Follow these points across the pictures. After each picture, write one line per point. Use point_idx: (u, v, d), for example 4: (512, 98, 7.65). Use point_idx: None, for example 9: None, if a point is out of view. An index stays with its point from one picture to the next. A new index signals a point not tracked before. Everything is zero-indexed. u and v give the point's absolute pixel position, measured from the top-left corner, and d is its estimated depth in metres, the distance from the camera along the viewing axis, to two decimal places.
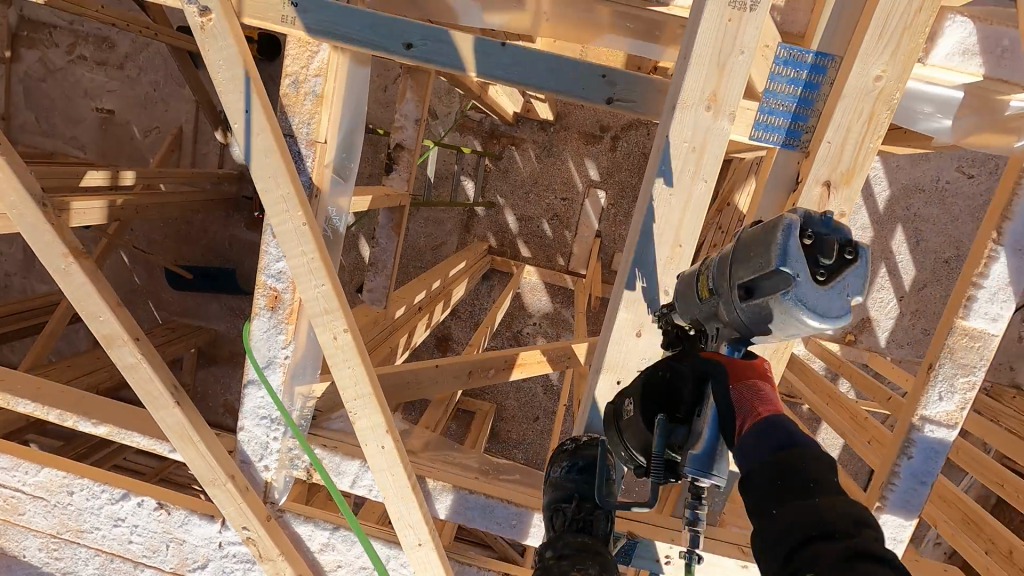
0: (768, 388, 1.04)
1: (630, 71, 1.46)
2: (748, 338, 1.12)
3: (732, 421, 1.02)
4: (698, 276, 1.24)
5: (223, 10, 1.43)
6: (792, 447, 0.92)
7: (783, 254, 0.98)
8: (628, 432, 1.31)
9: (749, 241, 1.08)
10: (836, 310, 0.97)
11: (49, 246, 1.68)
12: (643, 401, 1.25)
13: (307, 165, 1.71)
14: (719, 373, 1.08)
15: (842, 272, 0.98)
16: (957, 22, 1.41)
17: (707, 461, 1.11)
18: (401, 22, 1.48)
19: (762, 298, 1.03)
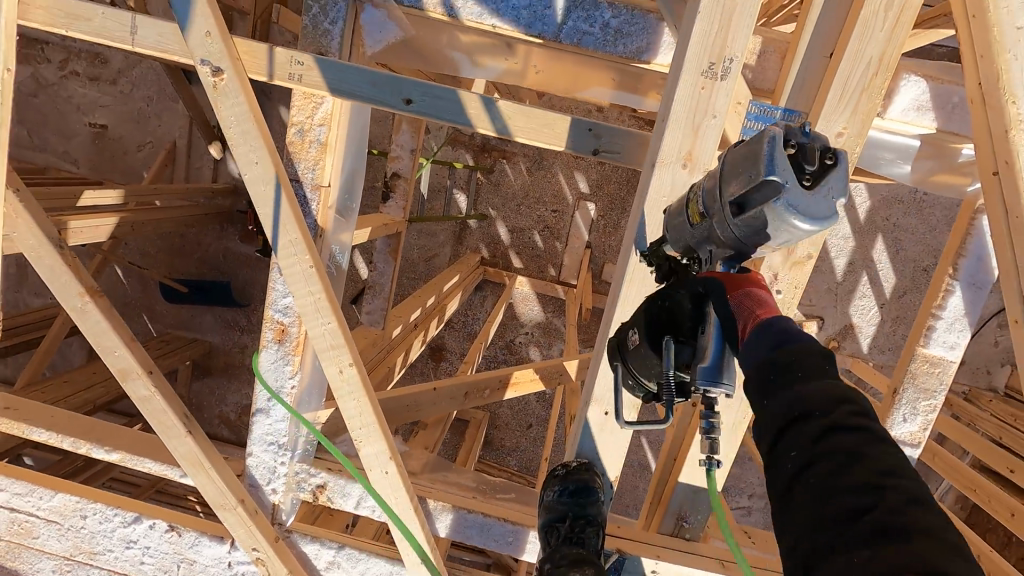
0: (763, 294, 1.14)
1: (615, 126, 1.58)
2: (742, 252, 1.20)
3: (733, 326, 1.12)
4: (687, 204, 1.31)
5: (235, 71, 1.54)
6: (792, 342, 1.01)
7: (772, 163, 1.06)
8: (633, 360, 1.39)
9: (737, 160, 1.16)
10: (824, 209, 1.07)
11: (66, 286, 1.77)
12: (649, 329, 1.33)
13: (312, 208, 1.82)
14: (717, 289, 1.17)
15: (825, 176, 1.08)
16: (912, 81, 1.55)
17: (716, 371, 1.21)
18: (401, 80, 1.58)
19: (755, 210, 1.11)
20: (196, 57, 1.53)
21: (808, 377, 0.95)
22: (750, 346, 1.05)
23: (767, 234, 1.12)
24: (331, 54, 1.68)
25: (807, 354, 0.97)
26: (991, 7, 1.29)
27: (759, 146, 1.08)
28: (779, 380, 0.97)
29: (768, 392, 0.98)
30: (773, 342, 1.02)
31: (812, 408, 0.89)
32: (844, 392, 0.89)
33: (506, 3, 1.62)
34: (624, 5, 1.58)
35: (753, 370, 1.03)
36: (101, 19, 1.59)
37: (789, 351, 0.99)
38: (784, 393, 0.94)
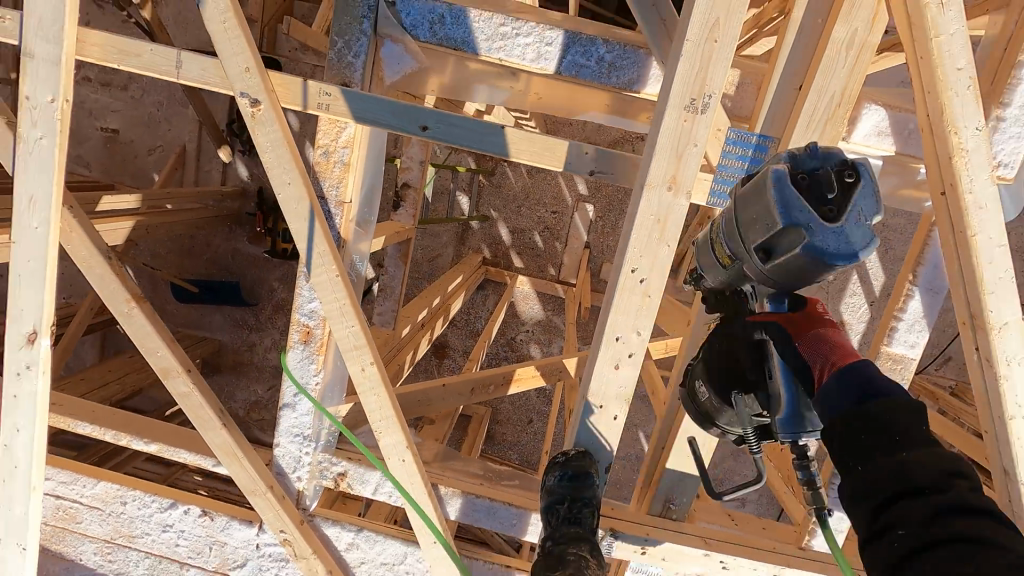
0: (830, 335, 1.30)
1: (609, 150, 1.77)
2: (787, 287, 1.41)
3: (812, 374, 1.27)
4: (717, 248, 1.53)
5: (271, 102, 1.73)
6: (876, 394, 1.15)
7: (787, 216, 1.28)
8: (714, 407, 1.61)
9: (753, 210, 1.38)
10: (849, 234, 1.27)
11: (114, 293, 1.96)
12: (718, 378, 1.54)
13: (335, 221, 2.01)
14: (780, 335, 1.32)
15: (845, 201, 1.28)
16: (872, 109, 1.73)
17: (794, 419, 1.37)
18: (418, 110, 1.77)
19: (783, 254, 1.33)
20: (236, 89, 1.72)
21: (904, 442, 1.08)
22: (833, 398, 1.19)
23: (802, 273, 1.33)
24: (354, 83, 1.87)
25: (897, 412, 1.11)
26: (935, 49, 1.47)
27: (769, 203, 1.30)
28: (878, 447, 1.09)
29: (864, 458, 1.10)
30: (857, 397, 1.15)
31: (920, 483, 1.02)
32: (951, 465, 1.03)
33: (512, 40, 1.81)
34: (617, 42, 1.76)
35: (839, 420, 1.17)
36: (149, 55, 1.78)
37: (878, 408, 1.13)
38: (880, 457, 1.08)
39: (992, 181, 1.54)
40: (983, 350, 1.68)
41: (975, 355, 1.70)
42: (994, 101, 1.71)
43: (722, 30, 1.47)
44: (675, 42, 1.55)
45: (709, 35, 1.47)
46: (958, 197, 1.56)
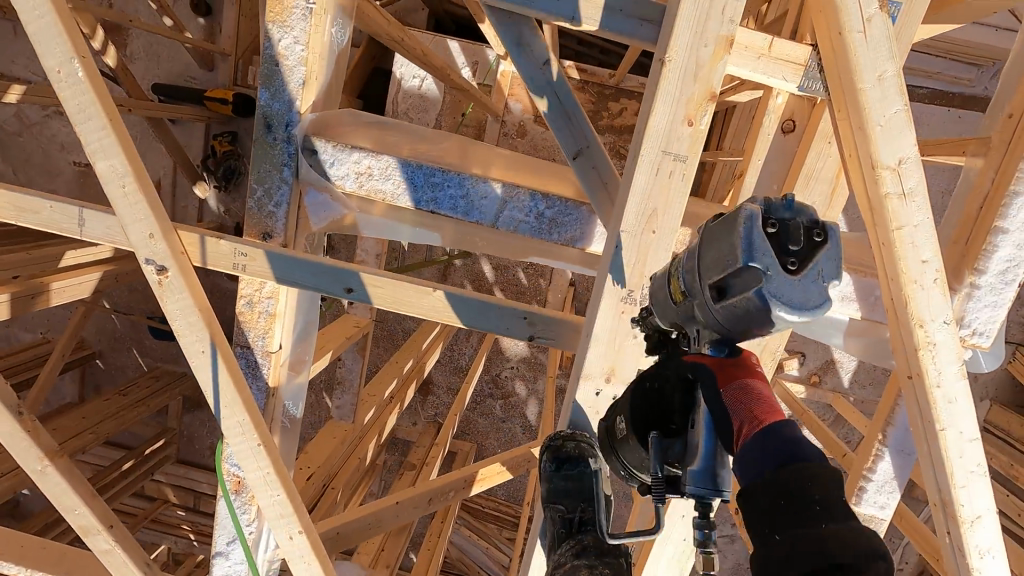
0: (759, 385, 1.09)
1: (548, 314, 1.63)
2: (733, 334, 1.14)
3: (730, 426, 1.07)
4: (667, 280, 1.25)
5: (178, 269, 1.59)
6: (799, 456, 0.95)
7: (750, 250, 1.03)
8: (625, 450, 1.35)
9: (714, 241, 1.12)
10: (810, 296, 1.03)
11: (26, 451, 1.82)
12: (637, 417, 1.28)
13: (263, 371, 1.87)
14: (708, 378, 1.12)
15: (813, 256, 1.05)
16: (834, 276, 1.59)
17: (708, 475, 1.15)
18: (342, 272, 1.63)
19: (736, 296, 1.06)
20: (140, 255, 1.58)
21: (826, 514, 0.87)
22: (751, 451, 0.99)
23: (752, 321, 1.08)
24: (276, 234, 1.73)
25: (825, 481, 0.90)
26: (897, 241, 1.31)
27: (733, 233, 1.04)
28: (796, 514, 0.88)
29: (782, 527, 0.88)
30: (778, 455, 0.95)
31: (841, 561, 0.80)
32: (876, 545, 0.82)
33: (442, 192, 1.65)
34: (558, 197, 1.62)
35: (760, 485, 0.94)
36: (48, 212, 1.63)
37: (803, 477, 0.91)
38: (799, 527, 0.86)
39: (962, 376, 1.40)
40: (954, 539, 1.51)
41: (946, 540, 1.54)
42: (967, 268, 1.57)
43: (659, 220, 1.33)
44: (613, 224, 1.42)
45: (647, 225, 1.33)
46: (925, 389, 1.41)
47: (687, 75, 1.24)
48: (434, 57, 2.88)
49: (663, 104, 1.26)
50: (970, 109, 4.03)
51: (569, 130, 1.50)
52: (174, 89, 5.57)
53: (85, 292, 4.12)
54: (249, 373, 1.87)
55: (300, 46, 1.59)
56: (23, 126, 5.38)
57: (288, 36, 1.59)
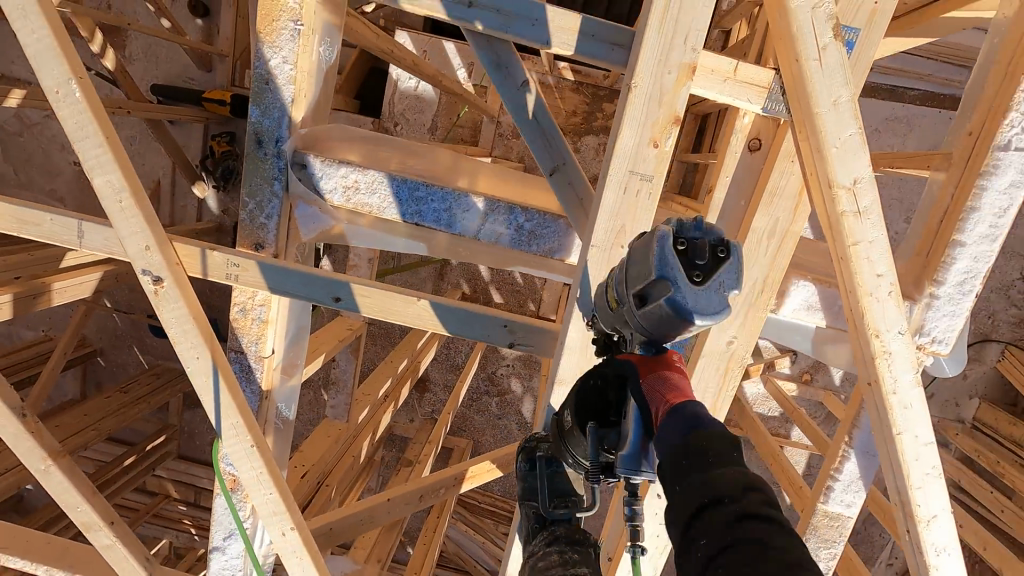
0: (677, 376, 1.13)
1: (528, 322, 1.71)
2: (655, 338, 1.19)
3: (648, 412, 1.11)
4: (605, 290, 1.31)
5: (173, 279, 1.66)
6: (700, 424, 0.99)
7: (660, 265, 1.07)
8: (571, 444, 1.40)
9: (637, 255, 1.18)
10: (714, 305, 1.07)
11: (30, 452, 1.90)
12: (578, 410, 1.34)
13: (256, 375, 1.95)
14: (631, 373, 1.17)
15: (717, 270, 1.08)
16: (800, 286, 1.67)
17: (636, 459, 1.16)
18: (330, 281, 1.71)
19: (652, 306, 1.11)
20: (137, 267, 1.65)
21: (717, 460, 0.91)
22: (657, 432, 1.03)
23: (666, 330, 1.12)
24: (267, 244, 1.81)
25: (719, 439, 0.94)
26: (854, 256, 1.38)
27: (648, 249, 1.09)
28: (692, 465, 0.92)
29: (681, 478, 0.92)
30: (684, 428, 0.99)
31: (722, 493, 0.85)
32: (754, 480, 0.86)
33: (426, 206, 1.72)
34: (536, 210, 1.69)
35: (666, 453, 0.98)
36: (48, 224, 1.70)
37: (699, 437, 0.95)
38: (693, 475, 0.91)
39: (917, 383, 1.47)
40: (912, 537, 1.59)
41: (906, 538, 1.61)
42: (927, 279, 1.64)
43: (627, 236, 1.40)
44: (585, 238, 1.49)
45: (615, 241, 1.41)
46: (882, 395, 1.48)
47: (652, 100, 1.31)
48: (424, 65, 2.95)
49: (630, 127, 1.33)
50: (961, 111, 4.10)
51: (545, 148, 1.57)
52: (172, 90, 5.62)
53: (86, 292, 4.20)
54: (243, 377, 1.95)
55: (289, 65, 1.66)
56: (24, 126, 5.45)
57: (278, 56, 1.65)
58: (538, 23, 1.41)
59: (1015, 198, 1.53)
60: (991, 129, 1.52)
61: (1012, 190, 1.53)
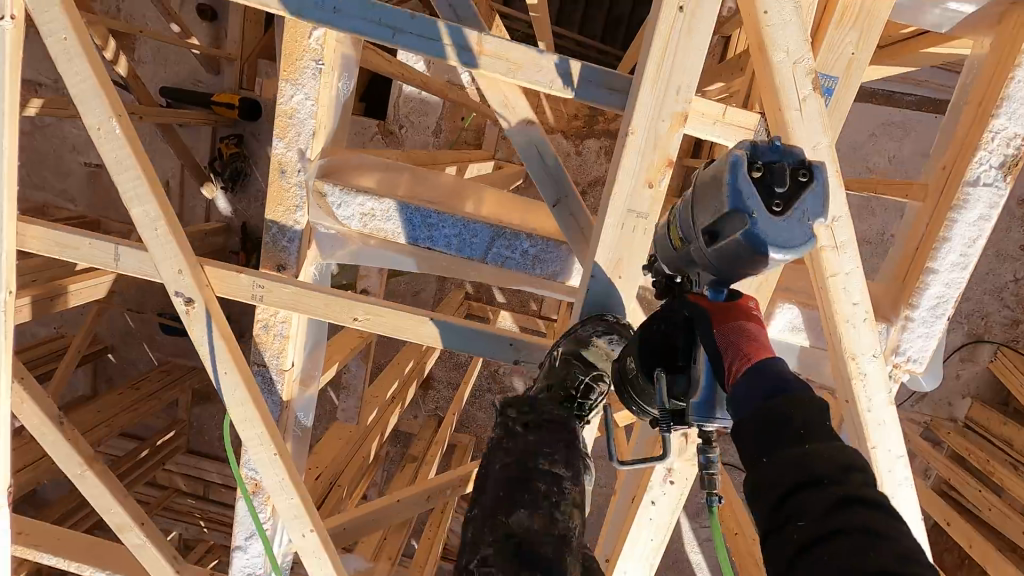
0: (754, 327, 1.22)
1: (531, 340, 1.83)
2: (729, 274, 1.30)
3: (722, 367, 1.22)
4: (669, 229, 1.42)
5: (203, 299, 1.79)
6: (789, 389, 1.10)
7: (734, 197, 1.17)
8: (630, 386, 1.45)
9: (703, 192, 1.27)
10: (796, 233, 1.17)
11: (68, 457, 2.05)
12: (643, 356, 1.39)
13: (278, 387, 2.09)
14: (702, 318, 1.28)
15: (798, 196, 1.17)
16: (785, 310, 1.80)
17: (709, 407, 1.28)
18: (352, 302, 1.83)
19: (725, 239, 1.21)
20: (170, 289, 1.78)
21: (809, 435, 1.02)
22: (744, 386, 1.15)
23: (739, 261, 1.23)
24: (289, 266, 1.94)
25: (807, 408, 1.04)
26: (832, 286, 1.51)
27: (719, 182, 1.19)
28: (783, 438, 1.03)
29: (771, 452, 1.03)
30: (767, 390, 1.10)
31: (821, 474, 0.96)
32: (850, 459, 0.97)
33: (438, 231, 1.84)
34: (540, 236, 1.81)
35: (756, 416, 1.08)
36: (87, 248, 1.83)
37: (790, 409, 1.05)
38: (786, 448, 1.01)
39: (889, 402, 1.60)
40: None
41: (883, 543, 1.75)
42: (903, 302, 1.76)
43: (624, 267, 1.55)
44: (585, 266, 1.64)
45: (614, 271, 1.55)
46: (858, 413, 1.61)
47: (648, 145, 1.44)
48: (413, 75, 3.15)
49: (627, 170, 1.45)
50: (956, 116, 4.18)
51: (550, 181, 1.68)
52: (182, 92, 5.70)
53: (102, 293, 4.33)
54: (265, 388, 2.09)
55: (311, 101, 1.78)
56: (36, 128, 5.56)
57: (300, 92, 1.78)
58: (544, 68, 1.52)
59: (984, 229, 1.65)
60: (962, 164, 1.64)
61: (981, 222, 1.65)
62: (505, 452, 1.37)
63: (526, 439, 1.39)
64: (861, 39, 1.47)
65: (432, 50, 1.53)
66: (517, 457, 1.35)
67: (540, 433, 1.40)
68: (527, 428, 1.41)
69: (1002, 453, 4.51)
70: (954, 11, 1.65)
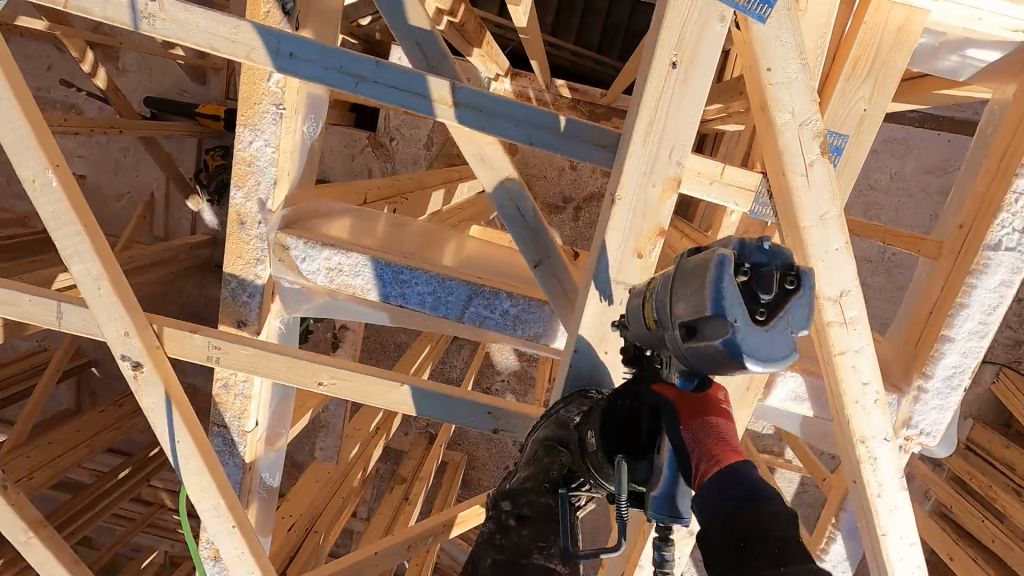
0: (724, 424, 1.01)
1: (512, 409, 1.68)
2: (701, 368, 1.07)
3: (689, 460, 1.00)
4: (641, 303, 1.17)
5: (152, 362, 1.65)
6: (757, 497, 0.88)
7: (717, 301, 0.95)
8: (589, 462, 1.24)
9: (686, 274, 1.03)
10: (778, 345, 0.97)
11: (11, 523, 1.89)
12: (604, 434, 1.17)
13: (240, 448, 1.94)
14: (669, 408, 1.05)
15: (783, 305, 0.96)
16: (787, 377, 1.65)
17: (669, 504, 1.05)
18: (315, 366, 1.68)
19: (701, 342, 0.99)
20: (116, 352, 1.64)
21: (782, 551, 0.79)
22: (707, 490, 0.92)
23: (717, 368, 1.00)
24: (250, 321, 1.80)
25: (776, 519, 0.83)
26: (839, 364, 1.37)
27: (702, 279, 0.96)
28: (750, 550, 0.81)
29: (739, 564, 0.81)
30: (736, 494, 0.89)
31: None
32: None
33: (410, 288, 1.69)
34: (521, 295, 1.66)
35: (718, 526, 0.88)
36: (25, 305, 1.68)
37: (758, 515, 0.85)
38: (752, 565, 0.79)
39: (902, 487, 1.46)
40: None
41: None
42: (915, 371, 1.62)
43: (610, 342, 1.41)
44: (570, 333, 1.48)
45: (599, 346, 1.41)
46: (867, 497, 1.47)
47: (636, 214, 1.29)
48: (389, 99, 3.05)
49: (614, 241, 1.31)
50: (961, 134, 4.03)
51: (530, 241, 1.54)
52: (165, 101, 5.54)
53: None
54: (226, 450, 1.94)
55: (272, 147, 1.64)
56: None
57: (259, 138, 1.63)
58: (521, 123, 1.37)
59: (1006, 296, 1.50)
60: (982, 225, 1.50)
61: (1002, 288, 1.50)
62: (496, 546, 1.23)
63: (518, 534, 1.24)
64: (874, 94, 1.33)
65: (396, 99, 1.39)
66: (508, 555, 1.20)
67: (535, 526, 1.24)
68: (520, 520, 1.26)
69: (1003, 477, 4.34)
70: (974, 59, 1.51)
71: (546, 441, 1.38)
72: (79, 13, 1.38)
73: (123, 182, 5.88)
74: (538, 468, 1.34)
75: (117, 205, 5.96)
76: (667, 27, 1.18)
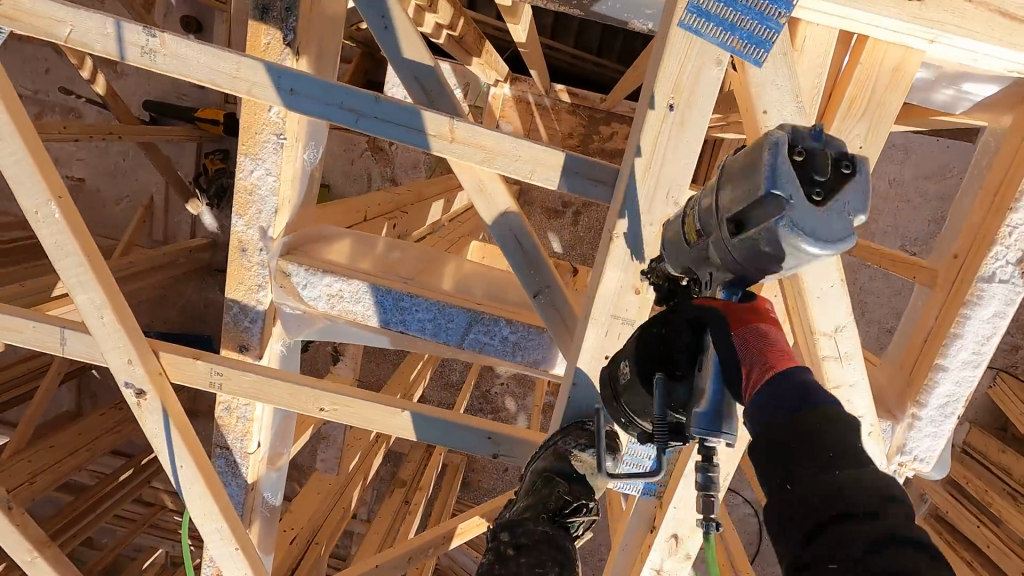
0: (773, 332, 0.96)
1: (511, 435, 1.71)
2: (748, 275, 1.00)
3: (739, 370, 0.94)
4: (683, 220, 1.13)
5: (155, 389, 1.67)
6: (814, 403, 0.84)
7: (772, 176, 0.88)
8: (624, 397, 1.21)
9: (733, 170, 0.98)
10: (836, 228, 0.88)
11: (16, 544, 1.91)
12: (637, 363, 1.13)
13: (242, 470, 1.96)
14: (717, 319, 0.98)
15: (839, 188, 0.89)
16: None
17: (714, 419, 1.00)
18: (316, 392, 1.69)
19: (752, 230, 0.92)
20: (120, 379, 1.66)
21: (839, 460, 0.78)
22: (760, 401, 0.87)
23: (768, 259, 0.93)
24: (252, 346, 1.82)
25: (835, 427, 0.80)
26: (834, 397, 1.39)
27: (755, 161, 0.90)
28: (809, 459, 0.79)
29: (795, 474, 0.79)
30: (791, 408, 0.84)
31: (855, 506, 0.73)
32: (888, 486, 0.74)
33: (411, 315, 1.70)
34: (520, 323, 1.68)
35: (771, 433, 0.84)
36: (29, 331, 1.69)
37: (816, 422, 0.82)
38: (811, 472, 0.78)
39: None
40: None
41: None
42: (910, 399, 1.64)
43: None
44: (568, 363, 1.49)
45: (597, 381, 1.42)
46: None
47: (634, 252, 1.31)
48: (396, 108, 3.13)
49: (613, 272, 1.32)
50: (960, 140, 4.02)
51: (529, 272, 1.55)
52: (164, 106, 5.53)
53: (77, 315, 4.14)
54: (229, 472, 1.96)
55: (273, 177, 1.65)
56: None
57: (260, 167, 1.65)
58: (522, 155, 1.38)
59: (999, 326, 1.52)
60: (976, 257, 1.52)
61: (996, 319, 1.52)
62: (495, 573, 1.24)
63: (516, 562, 1.25)
64: (870, 132, 1.35)
65: (396, 134, 1.40)
66: None
67: (531, 554, 1.26)
68: (518, 549, 1.28)
69: (998, 481, 4.36)
70: (969, 91, 1.52)
71: (545, 472, 1.40)
72: (83, 49, 1.40)
73: (122, 186, 5.89)
74: (536, 500, 1.38)
75: (116, 209, 5.95)
76: (663, 73, 1.19)
